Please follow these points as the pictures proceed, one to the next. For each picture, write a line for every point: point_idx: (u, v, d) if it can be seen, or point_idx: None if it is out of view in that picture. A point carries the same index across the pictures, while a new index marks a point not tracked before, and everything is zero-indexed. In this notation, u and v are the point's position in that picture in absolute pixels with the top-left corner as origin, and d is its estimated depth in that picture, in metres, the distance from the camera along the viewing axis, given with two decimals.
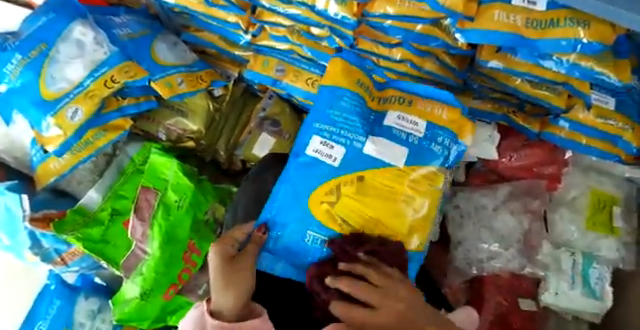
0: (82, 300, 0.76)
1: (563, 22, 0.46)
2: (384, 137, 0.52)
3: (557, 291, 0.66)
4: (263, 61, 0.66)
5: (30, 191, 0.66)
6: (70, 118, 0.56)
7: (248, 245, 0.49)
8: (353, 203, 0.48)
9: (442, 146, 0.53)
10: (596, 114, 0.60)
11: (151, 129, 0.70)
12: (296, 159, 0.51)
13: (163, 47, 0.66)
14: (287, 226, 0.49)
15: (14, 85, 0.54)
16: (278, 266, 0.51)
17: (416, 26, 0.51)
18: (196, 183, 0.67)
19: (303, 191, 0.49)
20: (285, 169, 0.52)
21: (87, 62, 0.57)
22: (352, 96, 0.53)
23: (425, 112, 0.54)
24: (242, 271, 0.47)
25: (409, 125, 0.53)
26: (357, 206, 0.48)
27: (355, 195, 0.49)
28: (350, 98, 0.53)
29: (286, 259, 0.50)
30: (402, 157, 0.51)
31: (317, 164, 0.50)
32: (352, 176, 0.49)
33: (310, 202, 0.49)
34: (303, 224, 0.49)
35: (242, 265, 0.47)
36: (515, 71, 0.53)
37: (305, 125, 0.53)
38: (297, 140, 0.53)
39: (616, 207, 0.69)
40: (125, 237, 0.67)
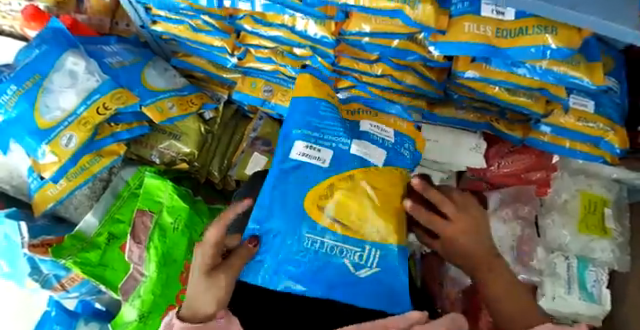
0: (82, 324, 0.75)
1: (531, 29, 0.48)
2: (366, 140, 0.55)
3: (554, 295, 0.66)
4: (250, 83, 0.70)
5: (28, 218, 0.68)
6: (65, 145, 0.59)
7: (233, 257, 0.44)
8: (346, 200, 0.49)
9: (409, 151, 0.58)
10: (577, 118, 0.61)
11: (145, 153, 0.73)
12: (281, 164, 0.50)
13: (153, 73, 0.69)
14: (279, 232, 0.47)
15: (10, 115, 0.56)
16: (265, 279, 0.45)
17: (393, 42, 0.53)
18: (190, 204, 0.69)
19: (297, 194, 0.48)
20: (269, 175, 0.50)
21: (80, 91, 0.60)
22: (327, 104, 0.56)
23: (391, 122, 0.59)
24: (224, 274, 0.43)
25: (382, 132, 0.57)
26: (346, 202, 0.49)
27: (348, 193, 0.50)
28: (326, 106, 0.55)
29: (275, 270, 0.45)
30: (381, 156, 0.54)
31: (305, 166, 0.50)
32: (344, 174, 0.51)
33: (306, 204, 0.48)
34: (299, 226, 0.47)
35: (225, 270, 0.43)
36: (491, 80, 0.55)
37: (284, 133, 0.53)
38: (278, 146, 0.52)
39: (607, 208, 0.70)
40: (123, 260, 0.68)
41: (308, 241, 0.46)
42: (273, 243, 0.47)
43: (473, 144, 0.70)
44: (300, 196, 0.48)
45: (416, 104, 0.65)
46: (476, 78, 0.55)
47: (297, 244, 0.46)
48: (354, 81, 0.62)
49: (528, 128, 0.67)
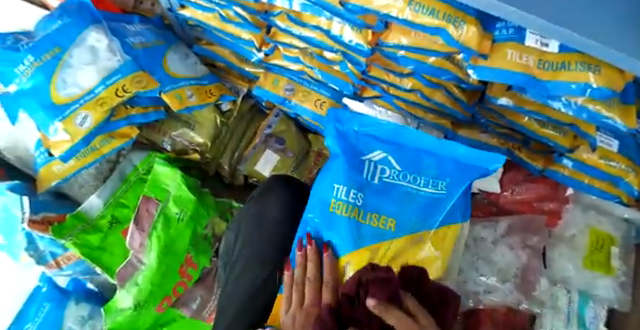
0: (73, 304, 0.76)
1: (574, 65, 0.47)
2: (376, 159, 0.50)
3: (552, 329, 0.62)
4: (273, 79, 0.68)
5: (30, 193, 0.67)
6: (79, 124, 0.57)
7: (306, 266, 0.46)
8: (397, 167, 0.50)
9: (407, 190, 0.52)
10: (601, 156, 0.60)
11: (158, 139, 0.71)
12: (332, 133, 0.51)
13: (175, 57, 0.66)
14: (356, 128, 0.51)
15: (24, 86, 0.55)
16: (363, 133, 0.51)
17: (429, 58, 0.51)
18: (197, 196, 0.68)
19: (355, 135, 0.51)
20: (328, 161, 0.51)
21: (99, 69, 0.58)
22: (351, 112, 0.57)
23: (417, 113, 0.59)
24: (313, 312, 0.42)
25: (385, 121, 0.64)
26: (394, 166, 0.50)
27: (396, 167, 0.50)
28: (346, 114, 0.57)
29: (372, 129, 0.51)
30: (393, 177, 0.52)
31: (345, 134, 0.51)
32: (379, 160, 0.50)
33: (355, 145, 0.51)
34: (358, 139, 0.51)
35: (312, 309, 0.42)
36: (524, 109, 0.55)
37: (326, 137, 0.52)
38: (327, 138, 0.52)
39: (613, 247, 0.70)
40: (123, 246, 0.66)
41: (377, 144, 0.51)
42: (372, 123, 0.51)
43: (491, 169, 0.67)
44: (359, 135, 0.51)
45: (439, 122, 0.63)
46: (509, 105, 0.54)
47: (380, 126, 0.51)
48: (381, 92, 0.61)
49: (550, 159, 0.65)
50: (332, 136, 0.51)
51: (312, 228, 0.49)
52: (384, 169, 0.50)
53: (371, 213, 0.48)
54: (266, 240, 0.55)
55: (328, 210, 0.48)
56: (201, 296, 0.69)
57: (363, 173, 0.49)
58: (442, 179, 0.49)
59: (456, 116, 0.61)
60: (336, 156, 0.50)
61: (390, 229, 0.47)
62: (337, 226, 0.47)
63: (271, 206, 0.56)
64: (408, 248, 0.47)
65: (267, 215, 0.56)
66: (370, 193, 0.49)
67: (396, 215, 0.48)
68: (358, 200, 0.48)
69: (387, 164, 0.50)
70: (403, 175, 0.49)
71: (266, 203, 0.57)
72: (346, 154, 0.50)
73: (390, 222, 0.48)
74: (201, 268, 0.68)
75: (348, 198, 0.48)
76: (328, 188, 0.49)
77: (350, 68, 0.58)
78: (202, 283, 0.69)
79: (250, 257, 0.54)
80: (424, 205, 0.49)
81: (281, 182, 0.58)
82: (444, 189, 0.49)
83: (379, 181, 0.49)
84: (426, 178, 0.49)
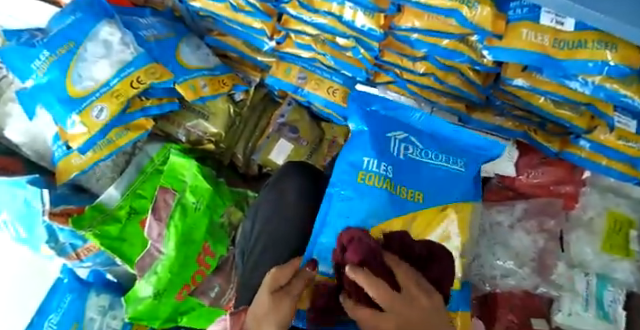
0: (93, 295, 0.77)
1: (591, 43, 0.46)
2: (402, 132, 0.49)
3: (570, 311, 0.63)
4: (285, 68, 0.68)
5: (49, 186, 0.68)
6: (95, 117, 0.58)
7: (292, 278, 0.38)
8: (420, 144, 0.49)
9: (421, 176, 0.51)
10: (618, 136, 0.58)
11: (172, 130, 0.72)
12: (353, 114, 0.51)
13: (187, 50, 0.67)
14: (372, 105, 0.52)
15: (41, 81, 0.57)
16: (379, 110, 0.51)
17: (442, 41, 0.51)
18: (213, 186, 0.68)
19: (379, 116, 0.50)
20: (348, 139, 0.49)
21: (114, 62, 0.59)
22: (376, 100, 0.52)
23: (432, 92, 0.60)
24: (285, 300, 0.36)
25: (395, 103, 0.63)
26: (420, 142, 0.49)
27: (421, 144, 0.49)
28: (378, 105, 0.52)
29: (387, 110, 0.52)
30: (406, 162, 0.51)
31: (369, 114, 0.50)
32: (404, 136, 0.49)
33: (380, 121, 0.49)
34: (381, 119, 0.50)
35: (288, 294, 0.36)
36: (539, 89, 0.54)
37: (350, 113, 0.51)
38: (349, 117, 0.51)
39: (632, 230, 0.68)
40: (142, 236, 0.67)
41: (399, 127, 0.50)
42: (395, 106, 0.52)
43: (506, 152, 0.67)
44: (382, 116, 0.50)
45: (453, 106, 0.63)
46: (524, 86, 0.53)
47: (399, 108, 0.52)
48: (394, 77, 0.60)
49: (566, 141, 0.64)
50: (355, 114, 0.50)
51: (337, 202, 0.45)
52: (408, 146, 0.48)
53: (402, 184, 0.45)
54: (283, 225, 0.55)
55: (356, 182, 0.45)
56: (220, 285, 0.69)
57: (389, 148, 0.47)
58: (460, 158, 0.49)
59: (471, 99, 0.61)
60: (360, 132, 0.49)
61: (419, 201, 0.45)
62: (368, 197, 0.44)
63: (288, 193, 0.57)
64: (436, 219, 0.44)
65: (285, 200, 0.56)
66: (399, 168, 0.46)
67: (425, 190, 0.45)
68: (389, 172, 0.45)
69: (408, 143, 0.48)
70: (426, 153, 0.48)
71: (284, 188, 0.57)
72: (372, 129, 0.48)
73: (420, 195, 0.45)
74: (218, 256, 0.69)
75: (377, 170, 0.45)
76: (355, 161, 0.46)
77: (363, 53, 0.57)
78: (220, 272, 0.70)
79: (268, 241, 0.54)
80: (450, 181, 0.46)
81: (296, 168, 0.58)
82: (464, 168, 0.48)
83: (405, 156, 0.47)
84: (447, 156, 0.48)
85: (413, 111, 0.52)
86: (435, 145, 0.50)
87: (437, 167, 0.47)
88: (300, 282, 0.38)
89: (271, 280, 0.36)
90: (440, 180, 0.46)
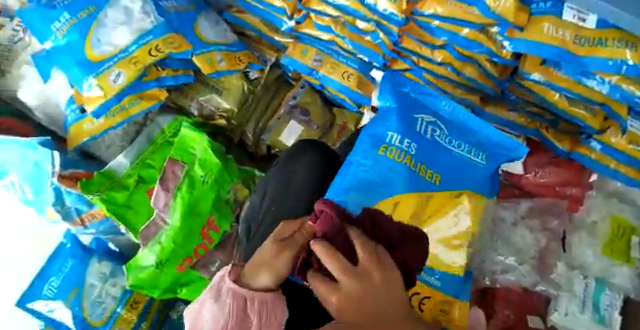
0: (95, 262, 0.78)
1: (610, 42, 0.46)
2: (429, 115, 0.48)
3: (566, 311, 0.62)
4: (302, 49, 0.67)
5: (60, 150, 0.69)
6: (113, 81, 0.59)
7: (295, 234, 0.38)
8: (446, 131, 0.47)
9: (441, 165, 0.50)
10: (628, 140, 0.59)
11: (184, 103, 0.73)
12: (384, 94, 0.49)
13: (205, 24, 0.66)
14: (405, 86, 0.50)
15: (59, 43, 0.58)
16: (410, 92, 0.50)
17: (463, 30, 0.51)
18: (223, 162, 0.69)
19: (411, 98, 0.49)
20: (375, 117, 0.49)
21: (133, 30, 0.59)
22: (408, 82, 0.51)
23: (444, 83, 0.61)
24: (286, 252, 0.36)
25: None
26: (447, 129, 0.47)
27: (446, 131, 0.47)
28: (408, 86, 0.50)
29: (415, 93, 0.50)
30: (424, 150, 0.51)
31: (402, 95, 0.49)
32: (434, 120, 0.48)
33: (412, 103, 0.48)
34: (413, 102, 0.49)
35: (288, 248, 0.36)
36: (554, 86, 0.54)
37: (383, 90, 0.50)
38: (381, 93, 0.50)
39: (634, 236, 0.68)
40: (148, 205, 0.68)
41: (430, 111, 0.49)
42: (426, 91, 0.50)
43: None
44: (413, 99, 0.49)
45: (466, 97, 0.62)
46: (540, 81, 0.54)
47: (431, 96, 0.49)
48: (411, 65, 0.60)
49: (576, 141, 0.64)
50: (387, 90, 0.50)
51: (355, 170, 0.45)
52: (435, 129, 0.47)
53: (420, 162, 0.44)
54: (293, 201, 0.55)
55: (378, 152, 0.44)
56: (221, 260, 0.70)
57: (416, 126, 0.46)
58: (483, 152, 0.47)
59: (485, 92, 0.61)
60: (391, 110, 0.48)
61: (434, 183, 0.44)
62: (386, 170, 0.43)
63: (298, 171, 0.57)
64: (444, 206, 0.44)
65: (296, 178, 0.57)
66: (423, 146, 0.45)
67: (440, 172, 0.44)
68: (411, 148, 0.44)
69: (435, 126, 0.47)
70: (450, 140, 0.46)
71: (295, 168, 0.58)
72: (401, 106, 0.48)
73: (435, 176, 0.44)
74: (223, 232, 0.69)
75: (399, 144, 0.44)
76: (380, 135, 0.46)
77: (383, 38, 0.57)
78: (222, 248, 0.70)
79: (277, 216, 0.55)
80: (466, 170, 0.45)
81: (307, 148, 0.59)
82: (484, 161, 0.46)
83: (430, 137, 0.46)
84: (470, 147, 0.47)
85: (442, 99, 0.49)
86: (462, 135, 0.47)
87: (457, 153, 0.46)
88: (302, 234, 0.36)
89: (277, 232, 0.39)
90: (456, 168, 0.45)
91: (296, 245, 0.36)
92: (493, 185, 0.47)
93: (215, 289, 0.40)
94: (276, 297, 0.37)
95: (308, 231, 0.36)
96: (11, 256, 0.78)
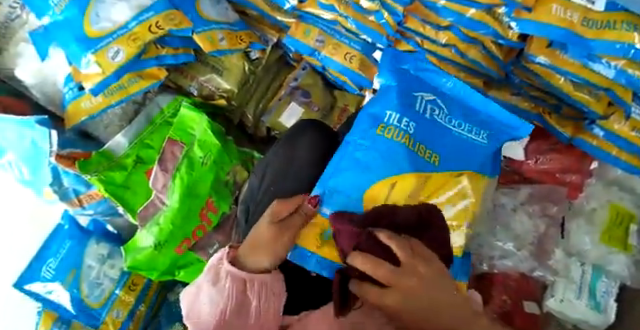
0: (93, 243, 0.78)
1: (619, 24, 0.45)
2: (429, 92, 0.48)
3: (563, 298, 0.62)
4: (304, 29, 0.66)
5: (57, 129, 0.68)
6: (111, 58, 0.58)
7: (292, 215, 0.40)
8: (447, 110, 0.46)
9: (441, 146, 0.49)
10: (632, 127, 0.60)
11: (183, 83, 0.72)
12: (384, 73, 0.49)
13: (206, 1, 0.65)
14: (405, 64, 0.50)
15: (57, 18, 0.56)
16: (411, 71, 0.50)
17: (469, 11, 0.50)
18: (222, 143, 0.68)
19: (411, 76, 0.49)
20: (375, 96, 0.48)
21: (133, 6, 0.58)
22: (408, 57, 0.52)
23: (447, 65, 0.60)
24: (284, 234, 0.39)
25: None
26: (447, 107, 0.47)
27: (446, 110, 0.46)
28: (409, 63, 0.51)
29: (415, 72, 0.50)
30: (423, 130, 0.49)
31: (402, 72, 0.49)
32: (434, 98, 0.47)
33: (412, 81, 0.48)
34: (413, 80, 0.48)
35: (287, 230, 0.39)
36: (560, 70, 0.53)
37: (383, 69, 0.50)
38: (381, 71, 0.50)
39: (633, 224, 0.68)
40: (146, 185, 0.67)
41: (431, 89, 0.48)
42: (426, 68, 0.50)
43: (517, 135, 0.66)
44: (413, 76, 0.49)
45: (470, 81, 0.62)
46: (545, 64, 0.53)
47: (433, 74, 0.49)
48: (415, 47, 0.59)
49: (579, 127, 0.64)
50: (386, 69, 0.49)
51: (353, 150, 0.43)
52: (435, 108, 0.46)
53: (420, 143, 0.43)
54: (293, 181, 0.55)
55: (377, 131, 0.43)
56: (219, 243, 0.69)
57: (416, 105, 0.45)
58: (484, 130, 0.46)
59: (489, 75, 0.60)
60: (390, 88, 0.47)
61: (433, 163, 0.42)
62: (385, 150, 0.42)
63: (298, 152, 0.56)
64: (444, 186, 0.42)
65: (296, 158, 0.56)
66: (422, 126, 0.43)
67: (440, 152, 0.43)
68: (410, 128, 0.43)
69: (436, 105, 0.46)
70: (451, 119, 0.45)
71: (295, 148, 0.57)
72: (401, 84, 0.47)
73: (435, 156, 0.43)
74: (222, 214, 0.69)
75: (399, 123, 0.43)
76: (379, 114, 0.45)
77: (387, 18, 0.56)
78: (221, 230, 0.70)
79: (276, 197, 0.54)
80: (467, 149, 0.44)
81: (308, 128, 0.58)
82: (486, 140, 0.45)
83: (430, 116, 0.45)
84: (472, 125, 0.46)
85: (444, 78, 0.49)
86: (463, 114, 0.47)
87: (458, 133, 0.45)
88: (300, 218, 0.40)
89: (272, 212, 0.40)
90: (456, 148, 0.44)
91: (294, 229, 0.39)
92: (494, 165, 0.46)
93: (213, 270, 0.42)
94: (273, 278, 0.42)
95: (305, 216, 0.40)
96: (10, 236, 0.77)
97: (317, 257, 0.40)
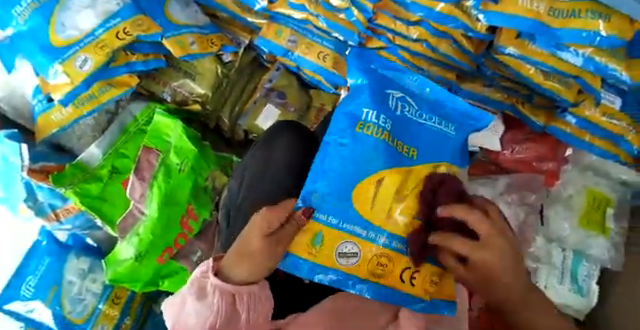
0: (73, 258, 0.76)
1: (584, 13, 0.46)
2: (397, 88, 0.41)
3: (546, 284, 0.65)
4: (276, 30, 0.66)
5: (28, 142, 0.66)
6: (78, 67, 0.57)
7: (285, 224, 0.34)
8: (415, 105, 0.40)
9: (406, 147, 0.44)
10: (603, 113, 0.60)
11: (157, 89, 0.71)
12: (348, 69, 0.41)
13: (175, 5, 0.64)
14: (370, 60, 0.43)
15: (21, 28, 0.54)
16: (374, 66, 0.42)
17: (438, 5, 0.49)
18: (199, 148, 0.67)
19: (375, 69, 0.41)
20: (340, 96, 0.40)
21: (100, 12, 0.57)
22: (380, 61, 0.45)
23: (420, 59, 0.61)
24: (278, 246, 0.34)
25: None
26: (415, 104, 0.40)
27: (416, 106, 0.40)
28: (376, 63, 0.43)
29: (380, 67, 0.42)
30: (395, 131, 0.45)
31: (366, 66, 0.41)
32: (402, 93, 0.40)
33: (377, 74, 0.40)
34: (380, 75, 0.41)
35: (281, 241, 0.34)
36: (531, 60, 0.54)
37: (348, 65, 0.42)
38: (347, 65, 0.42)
39: (609, 208, 0.69)
40: (123, 196, 0.66)
41: (397, 83, 0.41)
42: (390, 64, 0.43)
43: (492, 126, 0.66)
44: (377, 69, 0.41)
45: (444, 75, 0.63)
46: (515, 55, 0.53)
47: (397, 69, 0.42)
48: (386, 43, 0.60)
49: (553, 115, 0.65)
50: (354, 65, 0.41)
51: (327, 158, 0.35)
52: (406, 104, 0.39)
53: (397, 139, 0.37)
54: (271, 182, 0.54)
55: (350, 132, 0.36)
56: (202, 249, 0.69)
57: (388, 101, 0.38)
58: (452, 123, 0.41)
59: (462, 68, 0.60)
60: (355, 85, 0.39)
61: (411, 157, 0.37)
62: (361, 153, 0.35)
63: (276, 152, 0.56)
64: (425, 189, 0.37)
65: (273, 158, 0.56)
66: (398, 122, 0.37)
67: (417, 149, 0.38)
68: (387, 124, 0.36)
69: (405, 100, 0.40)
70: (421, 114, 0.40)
71: (273, 149, 0.57)
72: (371, 79, 0.39)
73: (413, 152, 0.38)
74: (202, 220, 0.68)
75: (376, 120, 0.36)
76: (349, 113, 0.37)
77: (357, 15, 0.56)
78: (203, 237, 0.69)
79: (256, 199, 0.53)
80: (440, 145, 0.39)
81: (286, 129, 0.58)
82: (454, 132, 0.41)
83: (402, 112, 0.38)
84: (440, 119, 0.41)
85: (408, 73, 0.42)
86: (431, 108, 0.41)
87: (430, 128, 0.40)
88: (291, 229, 0.34)
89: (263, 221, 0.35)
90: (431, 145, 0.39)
91: (286, 240, 0.34)
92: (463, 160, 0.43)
93: (196, 284, 0.38)
94: (263, 288, 0.38)
95: (297, 226, 0.34)
96: None
97: (306, 263, 0.34)
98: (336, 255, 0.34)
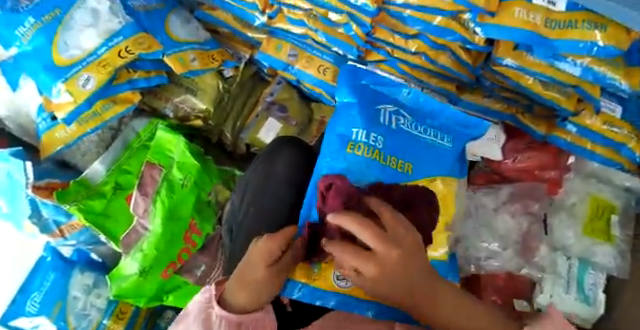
0: (77, 273, 0.76)
1: (581, 24, 0.46)
2: (390, 103, 0.47)
3: (552, 293, 0.63)
4: (276, 45, 0.67)
5: (33, 160, 0.67)
6: (82, 86, 0.57)
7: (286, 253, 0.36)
8: (410, 118, 0.46)
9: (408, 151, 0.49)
10: (603, 121, 0.60)
11: (159, 105, 0.72)
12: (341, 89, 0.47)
13: (177, 22, 0.65)
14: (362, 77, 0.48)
15: (25, 48, 0.55)
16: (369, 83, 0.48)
17: (435, 18, 0.50)
18: (201, 163, 0.68)
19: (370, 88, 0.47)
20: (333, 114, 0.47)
21: (101, 32, 0.57)
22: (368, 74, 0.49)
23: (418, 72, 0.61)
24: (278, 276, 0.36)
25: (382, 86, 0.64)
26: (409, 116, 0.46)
27: (410, 119, 0.46)
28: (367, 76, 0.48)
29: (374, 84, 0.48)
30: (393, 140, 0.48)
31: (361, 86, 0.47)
32: (396, 108, 0.46)
33: (371, 93, 0.46)
34: (373, 92, 0.47)
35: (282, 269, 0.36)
36: (529, 71, 0.54)
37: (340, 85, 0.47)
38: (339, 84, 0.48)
39: (614, 215, 0.68)
40: (126, 211, 0.66)
41: (392, 98, 0.47)
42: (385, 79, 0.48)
43: (493, 135, 0.67)
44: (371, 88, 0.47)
45: (443, 86, 0.63)
46: (513, 66, 0.54)
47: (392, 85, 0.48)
48: (385, 56, 0.60)
49: (553, 124, 0.65)
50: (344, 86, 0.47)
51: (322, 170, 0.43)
52: (399, 118, 0.45)
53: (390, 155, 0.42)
54: (274, 196, 0.55)
55: (344, 151, 0.42)
56: (206, 263, 0.69)
57: (379, 118, 0.44)
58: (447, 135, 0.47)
59: (461, 79, 0.61)
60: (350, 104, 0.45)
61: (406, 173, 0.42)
62: (354, 168, 0.41)
63: (277, 166, 0.56)
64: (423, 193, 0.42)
65: (274, 173, 0.56)
66: (391, 137, 0.43)
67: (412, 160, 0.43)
68: (378, 142, 0.42)
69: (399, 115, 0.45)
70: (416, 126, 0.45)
71: (274, 162, 0.57)
72: (361, 99, 0.45)
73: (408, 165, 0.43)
74: (205, 234, 0.68)
75: (367, 139, 0.42)
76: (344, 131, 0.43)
77: (355, 30, 0.56)
78: (206, 251, 0.69)
79: (258, 213, 0.54)
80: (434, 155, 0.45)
81: (286, 142, 0.59)
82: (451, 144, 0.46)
83: (396, 127, 0.44)
84: (435, 130, 0.46)
85: (400, 88, 0.48)
86: (424, 119, 0.47)
87: (424, 139, 0.45)
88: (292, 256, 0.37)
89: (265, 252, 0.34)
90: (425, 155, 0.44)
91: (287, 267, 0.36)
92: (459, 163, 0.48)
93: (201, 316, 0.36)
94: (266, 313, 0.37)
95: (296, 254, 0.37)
96: None
97: (307, 288, 0.39)
98: (335, 280, 0.39)
